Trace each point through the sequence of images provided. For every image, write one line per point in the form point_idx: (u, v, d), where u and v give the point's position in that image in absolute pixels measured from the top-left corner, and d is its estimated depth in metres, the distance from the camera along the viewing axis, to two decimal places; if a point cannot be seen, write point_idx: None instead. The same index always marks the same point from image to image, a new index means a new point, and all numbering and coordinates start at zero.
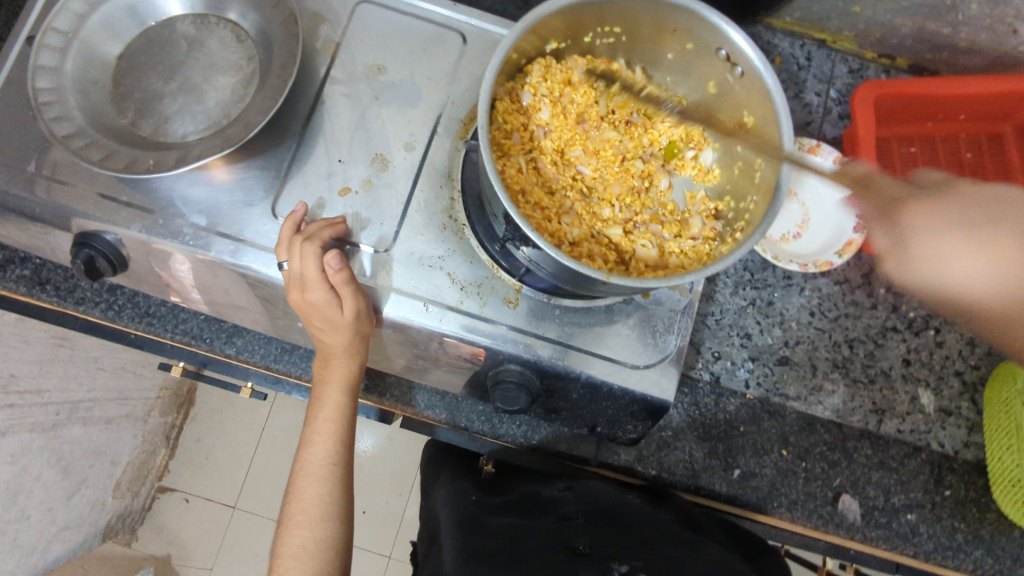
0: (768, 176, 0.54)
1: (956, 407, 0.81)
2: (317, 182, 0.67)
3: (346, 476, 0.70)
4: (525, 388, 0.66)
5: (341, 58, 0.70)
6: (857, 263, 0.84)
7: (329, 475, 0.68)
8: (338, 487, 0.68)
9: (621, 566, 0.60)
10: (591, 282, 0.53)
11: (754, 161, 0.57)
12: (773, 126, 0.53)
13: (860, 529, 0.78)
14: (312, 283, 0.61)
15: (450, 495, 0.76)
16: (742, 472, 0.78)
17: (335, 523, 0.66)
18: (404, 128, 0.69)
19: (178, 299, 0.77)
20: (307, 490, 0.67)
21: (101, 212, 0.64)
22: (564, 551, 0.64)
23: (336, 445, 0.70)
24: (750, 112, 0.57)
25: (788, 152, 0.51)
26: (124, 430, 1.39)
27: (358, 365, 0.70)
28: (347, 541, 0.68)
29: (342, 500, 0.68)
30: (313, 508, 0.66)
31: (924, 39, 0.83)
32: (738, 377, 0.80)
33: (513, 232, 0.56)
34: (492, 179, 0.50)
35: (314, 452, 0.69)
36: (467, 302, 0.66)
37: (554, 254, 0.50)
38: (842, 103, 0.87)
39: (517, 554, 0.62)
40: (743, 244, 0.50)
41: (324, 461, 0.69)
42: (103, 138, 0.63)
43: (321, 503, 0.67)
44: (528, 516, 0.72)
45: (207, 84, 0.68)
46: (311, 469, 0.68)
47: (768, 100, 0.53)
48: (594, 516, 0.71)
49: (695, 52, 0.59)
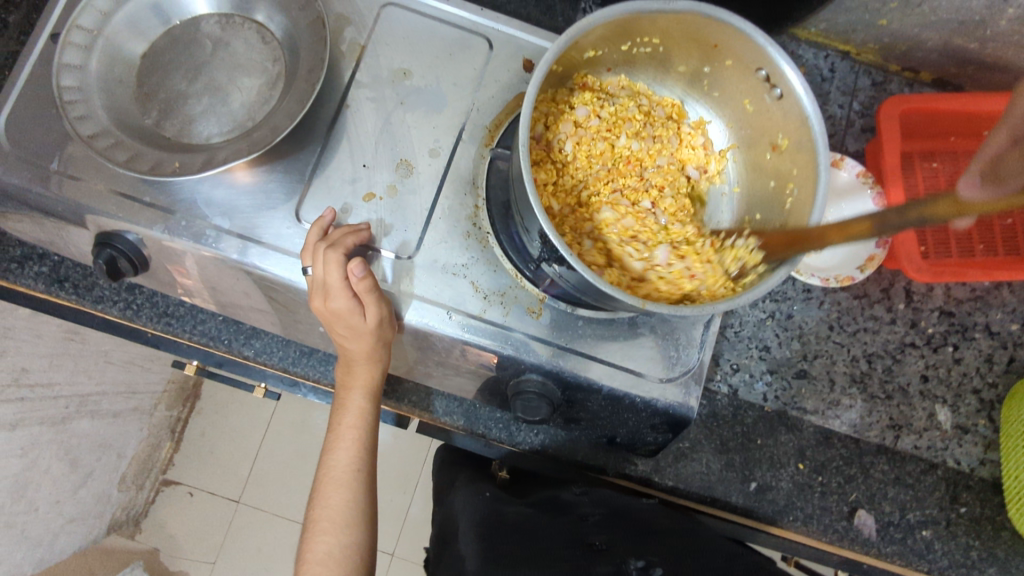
0: (801, 200, 0.53)
1: (973, 425, 0.81)
2: (342, 186, 0.67)
3: (368, 481, 0.70)
4: (546, 398, 0.66)
5: (367, 61, 0.69)
6: (877, 278, 0.84)
7: (352, 481, 0.68)
8: (361, 493, 0.68)
9: (637, 563, 0.59)
10: (620, 296, 0.52)
11: (787, 183, 0.57)
12: (809, 149, 0.53)
13: (874, 544, 0.78)
14: (336, 291, 0.61)
15: (466, 493, 0.76)
16: (758, 485, 0.78)
17: (358, 529, 0.66)
18: (428, 133, 0.69)
19: (194, 299, 0.77)
20: (331, 497, 0.67)
21: (124, 212, 0.64)
22: (579, 547, 0.63)
23: (359, 451, 0.70)
24: (785, 134, 0.57)
25: (824, 178, 0.51)
26: (131, 424, 1.39)
27: (380, 371, 0.70)
28: (371, 546, 0.67)
29: (366, 505, 0.68)
30: (337, 515, 0.66)
31: (951, 54, 0.82)
32: (756, 390, 0.80)
33: (543, 245, 0.55)
34: (526, 190, 0.49)
35: (337, 458, 0.69)
36: (490, 311, 0.65)
37: (584, 268, 0.49)
38: (865, 115, 0.87)
39: (535, 553, 0.61)
40: (775, 269, 0.50)
41: (347, 468, 0.69)
42: (128, 138, 0.62)
43: (345, 509, 0.67)
44: (546, 512, 0.72)
45: (232, 85, 0.67)
46: (336, 475, 0.68)
47: (805, 124, 0.53)
48: (611, 516, 0.70)
49: (735, 69, 0.58)
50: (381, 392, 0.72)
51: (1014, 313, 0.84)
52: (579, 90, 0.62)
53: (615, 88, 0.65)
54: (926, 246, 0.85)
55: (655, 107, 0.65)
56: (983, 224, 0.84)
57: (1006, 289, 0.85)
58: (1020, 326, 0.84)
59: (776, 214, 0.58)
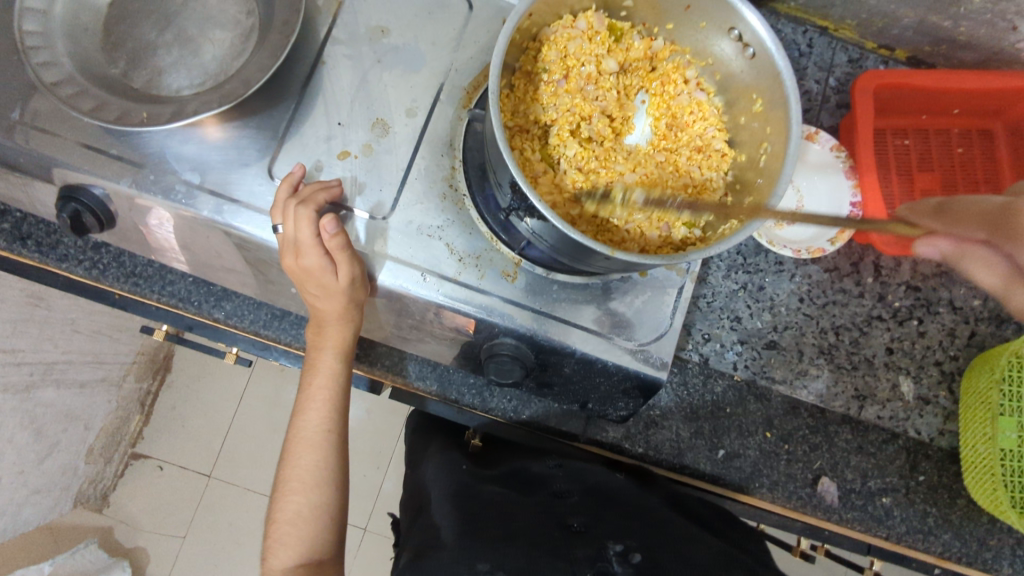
0: (775, 158, 0.54)
1: (934, 396, 0.83)
2: (316, 144, 0.66)
3: (340, 441, 0.70)
4: (520, 361, 0.67)
5: (343, 17, 0.68)
6: (847, 252, 0.85)
7: (324, 442, 0.68)
8: (334, 454, 0.68)
9: (616, 545, 0.60)
10: (594, 256, 0.53)
11: (760, 147, 0.57)
12: (782, 108, 0.54)
13: (836, 510, 0.80)
14: (306, 248, 0.61)
15: (440, 471, 0.77)
16: (726, 452, 0.80)
17: (328, 488, 0.67)
18: (406, 93, 0.68)
19: (164, 260, 0.75)
20: (302, 457, 0.67)
21: (90, 165, 0.62)
22: (558, 529, 0.64)
23: (329, 412, 0.69)
24: (759, 95, 0.57)
25: (795, 136, 0.51)
26: (98, 394, 1.37)
27: (353, 333, 0.69)
28: (341, 505, 0.68)
29: (338, 466, 0.68)
30: (307, 475, 0.66)
31: (926, 32, 0.83)
32: (727, 360, 0.81)
33: (519, 202, 0.55)
34: (499, 143, 0.49)
35: (308, 418, 0.68)
36: (465, 273, 0.65)
37: (560, 226, 0.49)
38: (840, 92, 0.88)
39: (510, 530, 0.62)
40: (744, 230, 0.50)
41: (318, 428, 0.68)
42: (94, 87, 0.60)
43: (315, 469, 0.67)
44: (518, 491, 0.73)
45: (203, 38, 0.65)
46: (306, 436, 0.68)
47: (778, 83, 0.54)
48: (587, 494, 0.70)
49: (710, 31, 0.59)
50: (353, 355, 0.71)
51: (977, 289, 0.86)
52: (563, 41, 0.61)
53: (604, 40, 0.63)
54: None
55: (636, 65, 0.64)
56: None
57: None
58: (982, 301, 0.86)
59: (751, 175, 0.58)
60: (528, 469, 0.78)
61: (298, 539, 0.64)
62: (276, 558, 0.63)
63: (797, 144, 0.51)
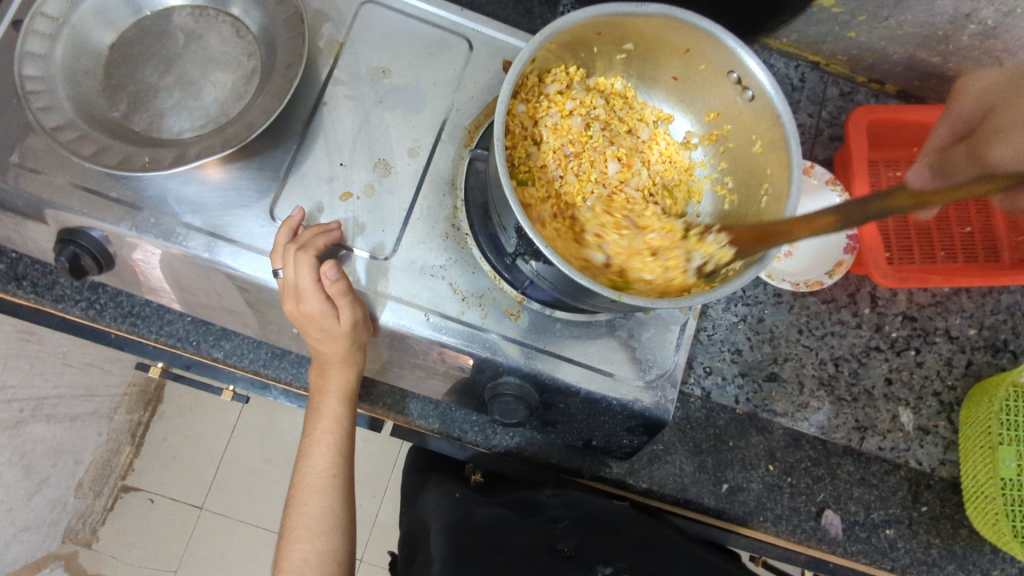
0: (777, 198, 0.54)
1: (933, 426, 0.84)
2: (318, 185, 0.66)
3: (346, 486, 0.69)
4: (523, 400, 0.66)
5: (344, 59, 0.68)
6: (844, 283, 0.86)
7: (329, 487, 0.67)
8: (339, 498, 0.67)
9: (606, 568, 0.60)
10: (601, 299, 0.53)
11: (762, 186, 0.58)
12: (782, 150, 0.54)
13: (841, 543, 0.80)
14: (307, 293, 0.60)
15: (437, 502, 0.76)
16: (730, 486, 0.79)
17: (335, 535, 0.65)
18: (407, 133, 0.68)
19: (161, 298, 0.74)
20: (308, 503, 0.66)
21: (90, 209, 0.62)
22: (549, 555, 0.64)
23: (333, 456, 0.68)
24: (759, 136, 0.58)
25: (797, 176, 0.52)
26: (89, 428, 1.35)
27: (355, 376, 0.69)
28: (349, 553, 0.66)
29: (343, 511, 0.67)
30: (313, 521, 0.65)
31: (915, 68, 0.85)
32: (728, 393, 0.81)
33: (524, 246, 0.55)
34: (504, 187, 0.49)
35: (313, 464, 0.67)
36: (468, 313, 0.65)
37: (567, 271, 0.49)
38: (833, 125, 0.89)
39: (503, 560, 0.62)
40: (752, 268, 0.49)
41: (323, 473, 0.67)
42: (95, 131, 0.60)
43: (321, 515, 0.65)
44: (517, 515, 0.73)
45: (205, 79, 0.65)
46: (312, 481, 0.67)
47: (777, 124, 0.55)
48: (581, 519, 0.70)
49: (709, 74, 0.60)
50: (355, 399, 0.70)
51: (971, 318, 0.87)
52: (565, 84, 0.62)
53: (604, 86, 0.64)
54: (891, 252, 0.88)
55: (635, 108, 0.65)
56: (943, 232, 0.89)
57: (965, 295, 0.87)
58: (976, 330, 0.87)
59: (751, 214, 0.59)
60: (529, 496, 0.76)
61: None
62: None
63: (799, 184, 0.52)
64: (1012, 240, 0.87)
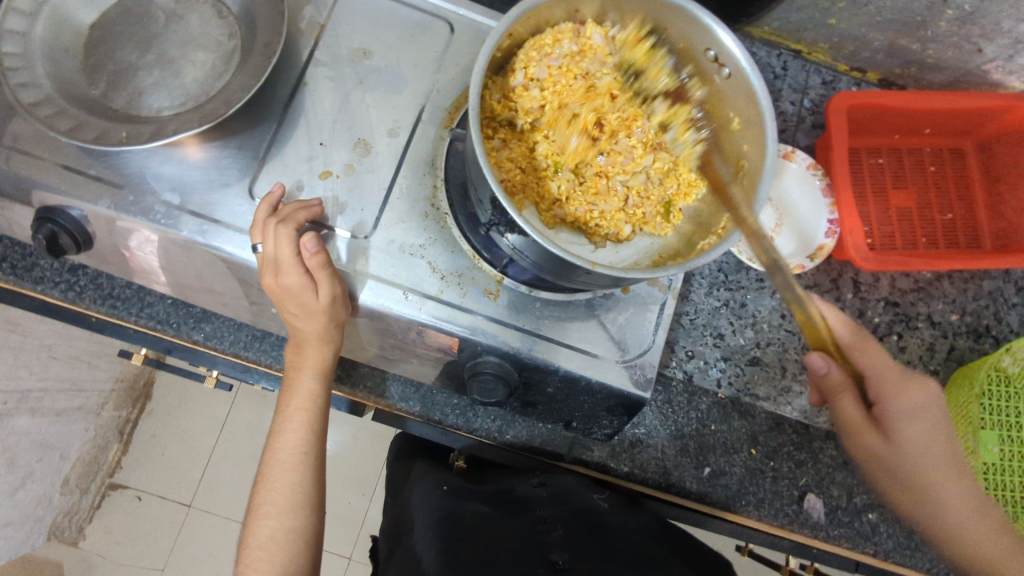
0: (754, 173, 0.55)
1: None
2: (297, 164, 0.66)
3: (317, 465, 0.68)
4: (503, 380, 0.67)
5: (325, 40, 0.69)
6: (826, 268, 0.86)
7: (299, 464, 0.66)
8: (310, 477, 0.67)
9: None
10: (575, 270, 0.54)
11: (738, 164, 0.59)
12: (759, 126, 0.55)
13: (823, 527, 0.80)
14: (286, 264, 0.60)
15: (424, 493, 0.75)
16: (712, 470, 0.80)
17: (303, 513, 0.65)
18: (387, 113, 0.68)
19: (147, 282, 0.74)
20: (278, 479, 0.65)
21: (68, 186, 0.62)
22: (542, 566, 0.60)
23: (306, 434, 0.68)
24: (737, 115, 0.58)
25: (771, 155, 0.52)
26: (75, 423, 1.34)
27: (332, 355, 0.69)
28: (316, 532, 0.66)
29: (314, 490, 0.66)
30: (282, 498, 0.64)
31: (895, 55, 0.86)
32: (710, 377, 0.81)
33: (498, 217, 0.55)
34: (480, 158, 0.50)
35: (285, 440, 0.67)
36: (447, 292, 0.65)
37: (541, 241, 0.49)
38: (815, 113, 0.89)
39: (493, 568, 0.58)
40: (719, 246, 0.51)
41: (294, 449, 0.67)
42: (73, 107, 0.60)
43: (290, 492, 0.65)
44: (503, 513, 0.71)
45: (184, 59, 0.65)
46: (282, 458, 0.66)
47: (753, 102, 0.55)
48: (573, 523, 0.68)
49: (687, 52, 0.60)
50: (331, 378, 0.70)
51: (954, 304, 0.87)
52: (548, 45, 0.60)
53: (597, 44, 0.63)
54: (874, 238, 0.89)
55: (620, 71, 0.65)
56: (925, 218, 0.89)
57: (947, 281, 0.88)
58: (959, 316, 0.87)
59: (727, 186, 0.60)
60: (512, 487, 0.77)
61: (271, 565, 0.61)
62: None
63: (774, 163, 0.52)
64: (991, 225, 0.88)
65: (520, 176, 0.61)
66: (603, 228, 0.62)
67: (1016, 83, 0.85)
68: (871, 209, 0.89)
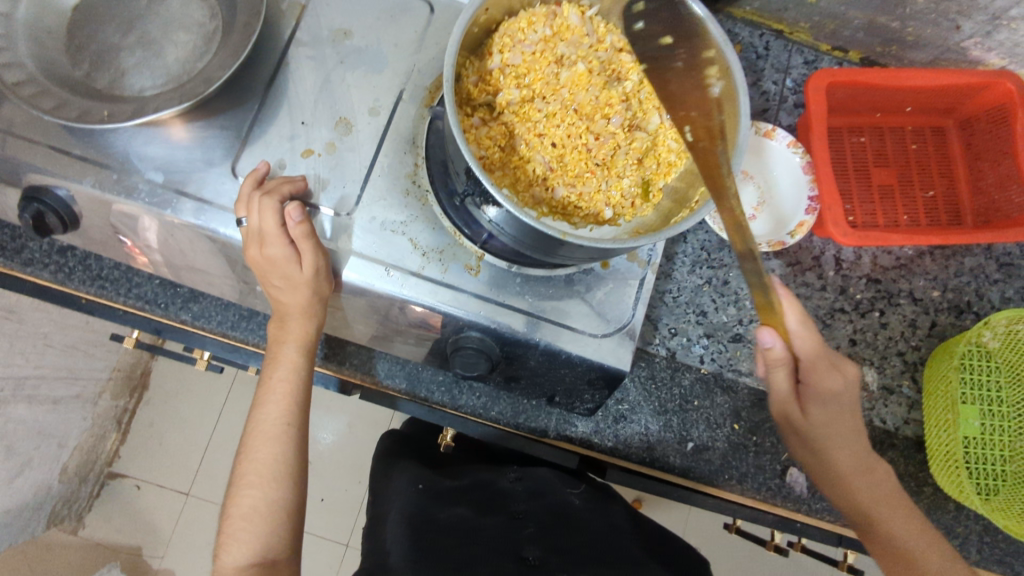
0: (727, 146, 0.54)
1: (897, 386, 0.85)
2: (279, 142, 0.67)
3: (300, 437, 0.70)
4: (485, 354, 0.67)
5: (306, 21, 0.70)
6: (808, 246, 0.87)
7: (283, 436, 0.68)
8: (292, 448, 0.68)
9: None
10: (549, 242, 0.54)
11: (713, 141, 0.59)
12: (732, 100, 0.54)
13: (805, 501, 0.81)
14: (273, 236, 0.61)
15: (400, 491, 0.79)
16: (695, 444, 0.80)
17: (286, 484, 0.66)
18: (368, 92, 0.69)
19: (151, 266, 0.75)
20: (260, 450, 0.67)
21: (53, 165, 0.63)
22: (514, 561, 0.66)
23: (289, 406, 0.69)
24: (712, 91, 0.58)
25: (745, 127, 0.52)
26: (72, 411, 1.36)
27: (315, 329, 0.70)
28: (298, 502, 0.67)
29: (297, 462, 0.68)
30: (265, 469, 0.66)
31: (876, 33, 0.87)
32: (693, 353, 0.83)
33: (473, 188, 0.56)
34: (454, 129, 0.50)
35: (267, 411, 0.68)
36: (429, 267, 0.66)
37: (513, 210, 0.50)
38: (797, 92, 0.90)
39: (470, 563, 0.64)
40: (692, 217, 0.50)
41: (277, 420, 0.68)
42: (55, 87, 0.61)
43: (273, 463, 0.66)
44: (476, 512, 0.76)
45: (166, 40, 0.66)
46: (264, 429, 0.68)
47: (728, 77, 0.55)
48: (544, 524, 0.75)
49: (664, 25, 0.60)
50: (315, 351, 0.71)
51: (935, 281, 0.88)
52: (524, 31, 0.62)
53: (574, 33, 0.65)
54: (855, 216, 0.89)
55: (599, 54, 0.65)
56: (907, 196, 0.90)
57: (928, 258, 0.89)
58: (940, 292, 0.88)
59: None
60: (490, 484, 0.83)
61: (254, 534, 0.63)
62: (231, 553, 0.62)
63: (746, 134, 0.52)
64: (973, 202, 0.89)
65: (498, 154, 0.61)
66: (583, 209, 0.62)
67: (996, 60, 0.86)
68: (852, 186, 0.90)
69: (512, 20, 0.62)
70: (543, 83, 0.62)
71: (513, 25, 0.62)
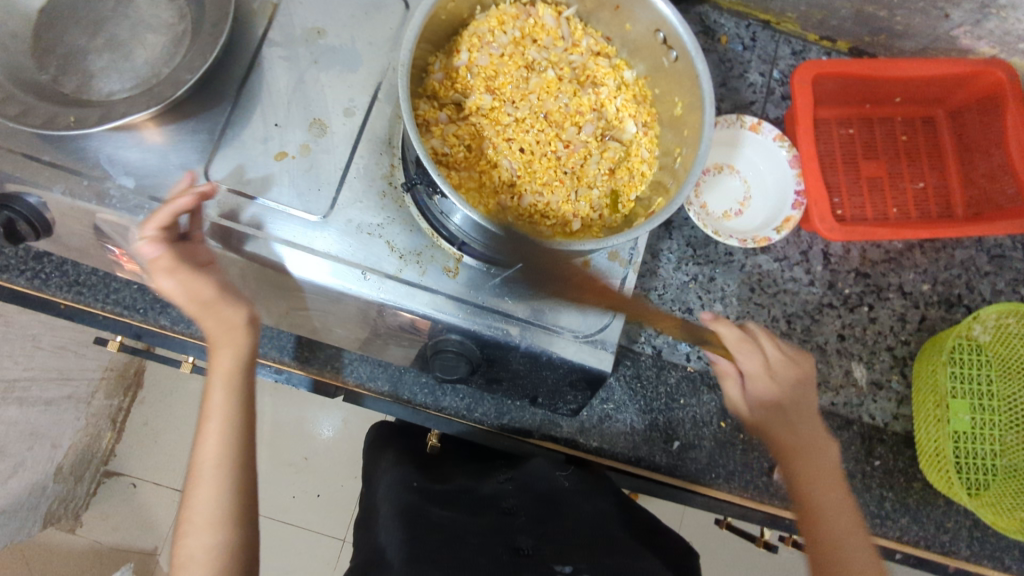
0: (688, 158, 0.55)
1: (887, 380, 0.84)
2: (252, 146, 0.65)
3: (246, 472, 0.63)
4: (465, 357, 0.66)
5: (279, 20, 0.68)
6: (796, 240, 0.86)
7: (221, 475, 0.62)
8: (234, 487, 0.62)
9: (564, 567, 0.59)
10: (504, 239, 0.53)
11: (678, 150, 0.59)
12: (698, 111, 0.55)
13: (793, 498, 0.81)
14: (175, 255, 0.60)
15: (391, 489, 0.75)
16: (681, 444, 0.80)
17: (225, 526, 0.60)
18: (343, 93, 0.68)
19: (130, 272, 0.75)
20: (199, 492, 0.61)
21: (20, 171, 0.62)
22: (507, 552, 0.63)
23: (228, 441, 0.63)
24: (682, 98, 0.58)
25: (708, 135, 0.53)
26: (66, 411, 1.35)
27: (242, 363, 0.65)
28: (247, 544, 0.62)
29: (240, 502, 0.62)
30: (201, 514, 0.60)
31: (864, 22, 0.85)
32: (679, 351, 0.82)
33: (423, 177, 0.56)
34: (405, 120, 0.49)
35: (205, 448, 0.62)
36: (406, 270, 0.65)
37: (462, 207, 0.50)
38: (784, 84, 0.88)
39: (461, 556, 0.60)
40: (649, 223, 0.50)
41: (214, 460, 0.62)
42: (21, 92, 0.60)
43: (213, 505, 0.61)
44: (467, 512, 0.72)
45: (135, 41, 0.65)
46: (201, 470, 0.62)
47: (696, 85, 0.55)
48: (536, 515, 0.72)
49: (639, 32, 0.61)
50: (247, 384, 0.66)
51: (925, 274, 0.87)
52: (495, 29, 0.62)
53: (551, 39, 0.64)
54: (844, 210, 0.88)
55: (574, 56, 0.65)
56: (897, 188, 0.89)
57: (918, 251, 0.87)
58: (930, 286, 0.87)
59: (667, 173, 0.59)
60: (475, 487, 0.79)
61: None
62: None
63: (709, 143, 0.52)
64: (964, 193, 0.88)
65: (463, 155, 0.60)
66: (550, 218, 0.60)
67: (986, 48, 0.84)
68: (841, 177, 0.89)
69: (482, 20, 0.62)
70: (513, 87, 0.62)
71: (483, 24, 0.61)
